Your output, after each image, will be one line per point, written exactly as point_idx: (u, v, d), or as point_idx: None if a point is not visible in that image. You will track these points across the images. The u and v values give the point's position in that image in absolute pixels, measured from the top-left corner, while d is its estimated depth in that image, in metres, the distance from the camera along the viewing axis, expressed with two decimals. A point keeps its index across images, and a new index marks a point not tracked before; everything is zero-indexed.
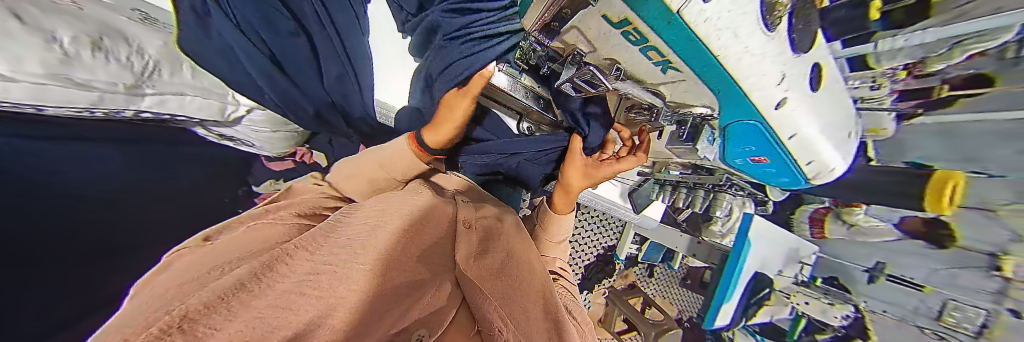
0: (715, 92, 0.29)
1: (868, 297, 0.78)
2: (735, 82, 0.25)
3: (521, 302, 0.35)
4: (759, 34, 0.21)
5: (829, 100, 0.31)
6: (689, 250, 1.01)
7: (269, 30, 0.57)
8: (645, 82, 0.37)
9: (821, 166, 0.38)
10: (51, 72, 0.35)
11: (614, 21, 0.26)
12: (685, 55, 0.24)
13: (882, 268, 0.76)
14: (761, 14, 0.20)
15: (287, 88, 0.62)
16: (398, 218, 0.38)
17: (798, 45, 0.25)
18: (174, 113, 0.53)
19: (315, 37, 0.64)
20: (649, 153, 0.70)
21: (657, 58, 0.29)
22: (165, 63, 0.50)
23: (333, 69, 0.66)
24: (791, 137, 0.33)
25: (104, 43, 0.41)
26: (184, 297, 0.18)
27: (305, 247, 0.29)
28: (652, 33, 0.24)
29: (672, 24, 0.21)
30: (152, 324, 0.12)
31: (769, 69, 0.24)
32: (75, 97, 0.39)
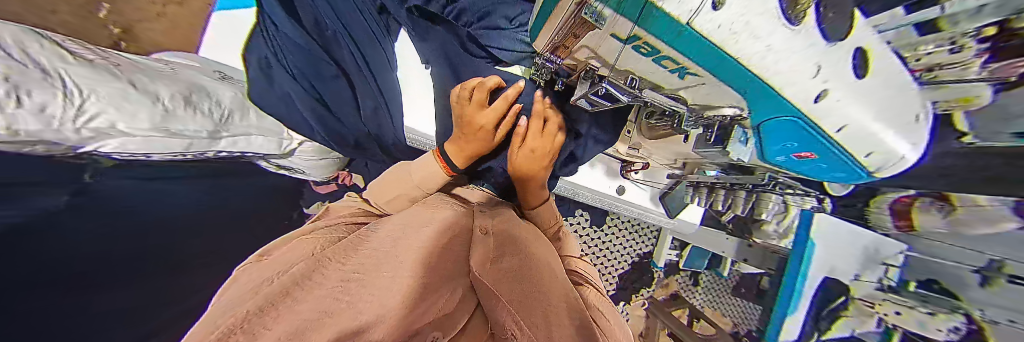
0: (738, 91, 0.27)
1: (985, 305, 0.59)
2: (756, 77, 0.23)
3: (543, 308, 0.31)
4: (779, 27, 0.18)
5: (901, 82, 0.25)
6: (739, 256, 0.92)
7: (316, 75, 0.66)
8: (665, 89, 0.35)
9: (886, 160, 0.31)
10: (156, 126, 0.45)
11: (624, 38, 0.27)
12: (695, 58, 0.24)
13: (1000, 266, 0.59)
14: (781, 9, 0.18)
15: (328, 120, 0.68)
16: (419, 230, 0.41)
17: (829, 34, 0.21)
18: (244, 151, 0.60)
19: (354, 79, 0.68)
20: (676, 154, 0.64)
21: (673, 66, 0.28)
22: (237, 112, 0.60)
23: (369, 103, 0.68)
24: (839, 129, 0.27)
25: (192, 99, 0.52)
26: (243, 304, 0.23)
27: (340, 258, 0.34)
28: (664, 45, 0.24)
29: (683, 34, 0.21)
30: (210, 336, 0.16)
31: (799, 61, 0.21)
32: (171, 143, 0.48)
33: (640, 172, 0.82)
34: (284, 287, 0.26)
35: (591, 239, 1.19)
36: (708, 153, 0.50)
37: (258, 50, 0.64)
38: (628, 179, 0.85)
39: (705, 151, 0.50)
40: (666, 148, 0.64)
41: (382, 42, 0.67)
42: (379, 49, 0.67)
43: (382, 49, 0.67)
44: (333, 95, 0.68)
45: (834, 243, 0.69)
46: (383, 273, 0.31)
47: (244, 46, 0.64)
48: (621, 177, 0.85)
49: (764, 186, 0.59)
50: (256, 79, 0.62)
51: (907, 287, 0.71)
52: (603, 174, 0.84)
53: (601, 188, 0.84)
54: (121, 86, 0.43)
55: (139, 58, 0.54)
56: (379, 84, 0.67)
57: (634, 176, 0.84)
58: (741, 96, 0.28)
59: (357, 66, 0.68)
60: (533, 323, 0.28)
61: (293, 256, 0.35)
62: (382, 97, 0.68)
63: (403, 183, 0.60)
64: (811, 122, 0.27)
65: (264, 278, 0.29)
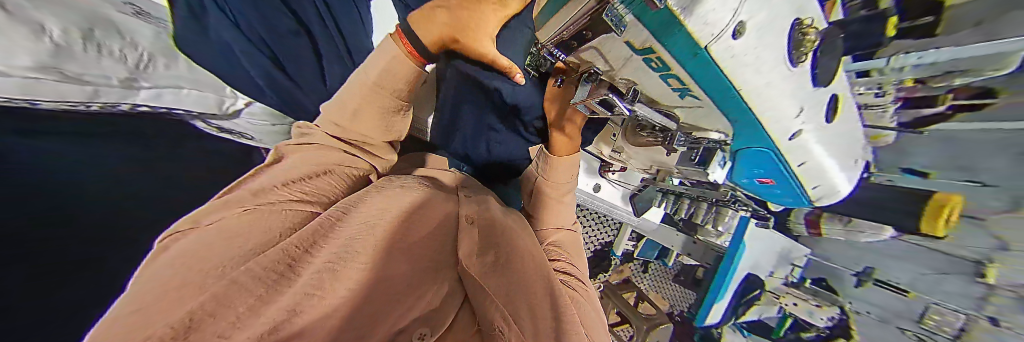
0: (731, 119, 0.29)
1: (854, 299, 0.81)
2: (754, 115, 0.26)
3: (526, 301, 0.33)
4: (782, 63, 0.21)
5: (841, 129, 0.33)
6: (684, 250, 1.03)
7: (271, 33, 0.59)
8: (661, 104, 0.36)
9: (826, 190, 0.40)
10: (40, 64, 0.36)
11: (638, 47, 0.25)
12: (705, 86, 0.24)
13: (870, 273, 0.78)
14: (788, 49, 0.21)
15: (284, 83, 0.62)
16: (391, 213, 0.37)
17: (819, 78, 0.26)
18: (171, 107, 0.51)
19: (316, 38, 0.64)
20: (653, 162, 0.65)
21: (677, 85, 0.29)
22: (159, 57, 0.51)
23: (336, 70, 0.64)
24: (802, 164, 0.35)
25: (93, 35, 0.43)
26: (187, 298, 0.17)
27: (306, 246, 0.28)
28: (676, 65, 0.23)
29: (697, 60, 0.21)
30: (167, 325, 0.13)
31: (786, 103, 0.25)
32: (71, 90, 0.38)
33: (617, 173, 0.87)
34: (240, 275, 0.20)
35: None
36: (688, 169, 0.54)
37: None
38: (604, 177, 0.89)
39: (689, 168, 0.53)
40: (645, 156, 0.64)
41: (357, 3, 0.68)
42: (353, 12, 0.66)
43: (357, 13, 0.67)
44: (285, 54, 0.62)
45: (760, 246, 0.82)
46: (358, 250, 0.28)
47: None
48: (598, 175, 0.89)
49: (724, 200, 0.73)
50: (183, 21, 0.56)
51: (805, 282, 0.88)
52: (582, 171, 0.87)
53: (579, 185, 0.87)
54: None
55: None
56: (349, 49, 0.65)
57: (610, 176, 0.89)
58: (731, 124, 0.31)
59: (324, 27, 0.64)
60: (517, 318, 0.30)
61: (240, 221, 0.28)
62: (352, 64, 0.65)
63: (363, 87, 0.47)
64: (783, 156, 0.33)
65: (224, 248, 0.24)
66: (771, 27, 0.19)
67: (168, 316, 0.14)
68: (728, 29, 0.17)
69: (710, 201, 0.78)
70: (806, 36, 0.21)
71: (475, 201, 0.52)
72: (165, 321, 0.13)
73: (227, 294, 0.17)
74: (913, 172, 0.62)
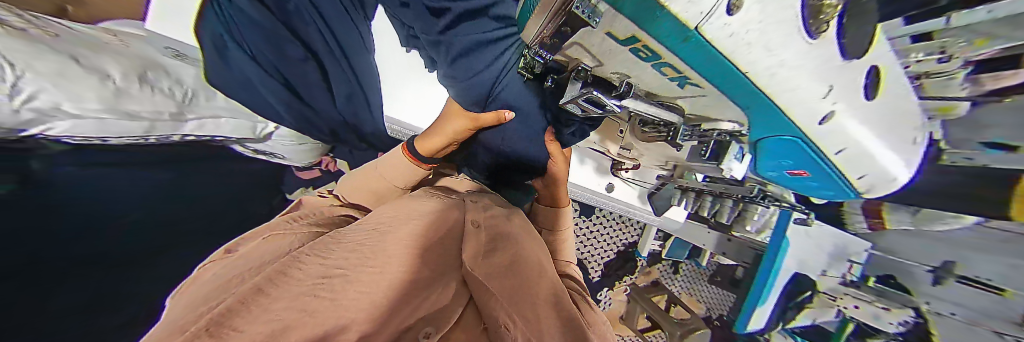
0: (742, 105, 0.27)
1: (932, 298, 0.68)
2: (768, 99, 0.23)
3: (533, 303, 0.30)
4: (797, 38, 0.18)
5: (886, 106, 0.28)
6: (718, 249, 0.95)
7: (281, 60, 0.59)
8: (659, 97, 0.35)
9: (875, 180, 0.35)
10: (107, 106, 0.40)
11: (621, 38, 0.24)
12: (703, 70, 0.22)
13: (953, 268, 0.65)
14: (802, 21, 0.18)
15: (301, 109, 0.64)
16: (407, 222, 0.38)
17: (847, 50, 0.22)
18: (214, 134, 0.59)
19: (326, 62, 0.64)
20: (667, 156, 0.64)
21: (673, 73, 0.27)
22: (200, 92, 0.55)
23: (343, 89, 0.66)
24: (840, 152, 0.30)
25: (147, 77, 0.47)
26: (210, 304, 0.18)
27: (318, 251, 0.29)
28: (665, 51, 0.22)
29: (689, 42, 0.19)
30: (186, 330, 0.14)
31: (808, 83, 0.22)
32: (128, 127, 0.45)
33: (631, 171, 0.82)
34: (254, 283, 0.21)
35: (578, 228, 1.21)
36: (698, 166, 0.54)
37: (210, 26, 0.54)
38: (617, 176, 0.85)
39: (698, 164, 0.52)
40: (658, 150, 0.64)
41: (356, 22, 0.67)
42: (353, 31, 0.66)
43: (358, 33, 0.67)
44: (300, 80, 0.63)
45: (807, 243, 0.73)
46: (366, 256, 0.29)
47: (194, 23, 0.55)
48: (612, 175, 0.84)
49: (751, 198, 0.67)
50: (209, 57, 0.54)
51: (868, 282, 0.78)
52: (592, 171, 0.83)
53: (591, 186, 0.84)
54: (60, 60, 0.35)
55: (74, 25, 0.47)
56: (353, 67, 0.67)
57: (624, 174, 0.85)
58: (742, 110, 0.28)
59: (329, 48, 0.64)
60: (526, 318, 0.26)
61: (267, 252, 0.31)
62: (355, 80, 0.68)
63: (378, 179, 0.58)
64: (811, 144, 0.29)
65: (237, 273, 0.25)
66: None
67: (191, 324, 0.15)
68: (719, 3, 0.15)
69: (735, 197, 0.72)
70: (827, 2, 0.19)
71: (484, 207, 0.52)
72: (190, 327, 0.14)
73: (241, 300, 0.18)
74: None
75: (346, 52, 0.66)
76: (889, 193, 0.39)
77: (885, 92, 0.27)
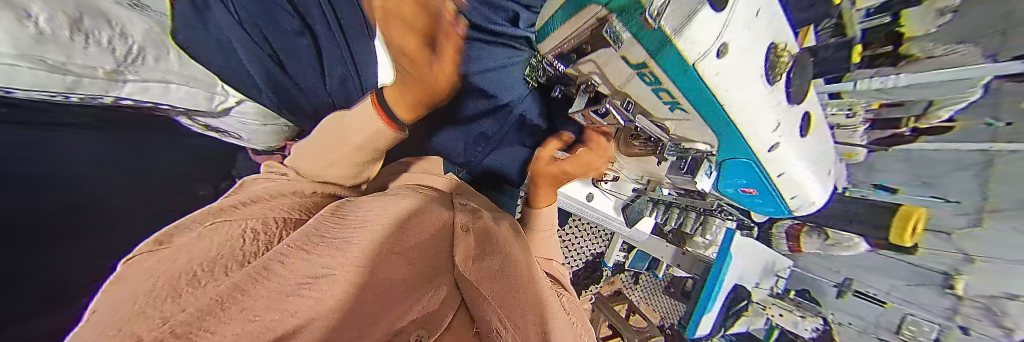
0: (716, 132, 0.31)
1: (835, 310, 0.82)
2: (738, 129, 0.28)
3: (520, 303, 0.32)
4: (759, 83, 0.24)
5: (813, 141, 0.36)
6: (673, 261, 1.04)
7: (271, 23, 0.53)
8: (655, 117, 0.37)
9: (804, 200, 0.43)
10: (23, 52, 0.31)
11: (632, 62, 0.27)
12: (693, 101, 0.26)
13: (850, 284, 0.79)
14: (763, 68, 0.24)
15: (287, 86, 0.58)
16: (391, 217, 0.36)
17: (793, 96, 0.29)
18: (158, 101, 0.48)
19: (320, 37, 0.59)
20: (644, 172, 0.67)
21: (667, 98, 0.30)
22: (150, 49, 0.44)
23: (337, 71, 0.61)
24: (782, 174, 0.37)
25: (83, 23, 0.36)
26: (179, 291, 0.16)
27: (313, 242, 0.27)
28: (667, 79, 0.25)
29: (684, 76, 0.23)
30: (138, 327, 0.12)
31: (767, 117, 0.28)
32: (45, 81, 0.35)
33: (609, 183, 0.87)
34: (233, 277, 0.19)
35: None
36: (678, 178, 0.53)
37: None
38: (597, 186, 0.90)
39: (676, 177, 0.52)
40: (635, 166, 0.66)
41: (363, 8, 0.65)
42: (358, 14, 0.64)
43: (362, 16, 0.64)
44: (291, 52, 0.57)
45: (748, 259, 0.83)
46: (351, 246, 0.28)
47: None
48: (591, 185, 0.89)
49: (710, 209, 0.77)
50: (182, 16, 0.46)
51: (789, 294, 0.89)
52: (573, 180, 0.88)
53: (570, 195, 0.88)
54: None
55: None
56: (349, 47, 0.62)
57: (603, 186, 0.89)
58: (718, 138, 0.33)
59: (328, 27, 0.60)
60: (515, 324, 0.29)
61: (238, 227, 0.27)
62: (352, 64, 0.63)
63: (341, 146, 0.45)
64: (763, 170, 0.35)
65: (198, 249, 0.22)
66: (749, 48, 0.22)
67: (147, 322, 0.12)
68: (711, 49, 0.20)
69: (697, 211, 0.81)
70: (780, 59, 0.25)
71: (468, 209, 0.51)
72: (155, 323, 0.12)
73: (217, 298, 0.16)
74: (884, 188, 0.63)
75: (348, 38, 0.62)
76: (812, 214, 0.47)
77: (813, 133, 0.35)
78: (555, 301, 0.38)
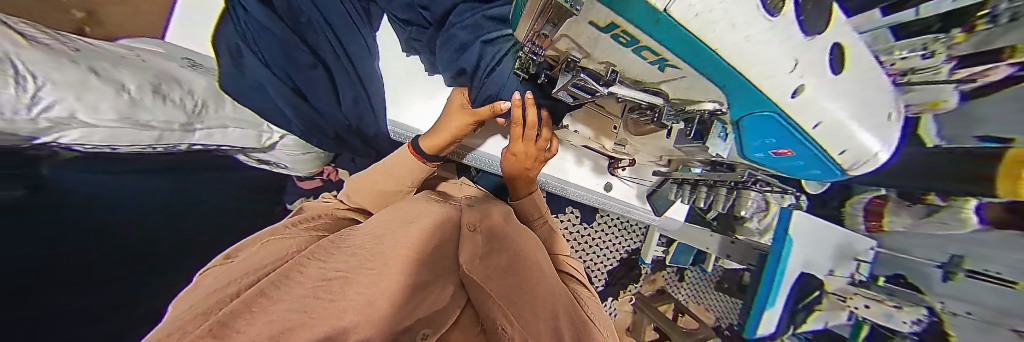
0: (717, 83, 0.28)
1: (946, 297, 0.58)
2: (740, 74, 0.24)
3: (528, 305, 0.30)
4: (761, 20, 0.20)
5: (857, 79, 0.28)
6: (722, 252, 0.92)
7: (292, 65, 0.60)
8: (645, 83, 0.36)
9: (857, 156, 0.33)
10: (123, 117, 0.39)
11: (602, 26, 0.26)
12: (679, 51, 0.24)
13: (960, 262, 0.57)
14: (760, 1, 0.19)
15: (309, 114, 0.63)
16: (406, 225, 0.38)
17: (808, 28, 0.23)
18: (220, 144, 0.56)
19: (333, 70, 0.65)
20: (664, 151, 0.66)
21: (653, 57, 0.28)
22: (212, 100, 0.53)
23: (348, 93, 0.65)
24: (816, 126, 0.30)
25: (162, 88, 0.45)
26: (219, 308, 0.19)
27: (319, 255, 0.30)
28: (641, 34, 0.23)
29: (661, 24, 0.21)
30: (190, 332, 0.14)
31: (777, 56, 0.23)
32: (138, 136, 0.43)
33: (628, 168, 0.83)
34: (258, 284, 0.23)
35: (580, 236, 1.20)
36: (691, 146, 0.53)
37: (228, 37, 0.58)
38: (615, 175, 0.86)
39: (686, 146, 0.55)
40: (654, 145, 0.65)
41: (363, 33, 0.68)
42: (359, 39, 0.67)
43: (362, 40, 0.68)
44: (308, 85, 0.63)
45: (813, 241, 0.68)
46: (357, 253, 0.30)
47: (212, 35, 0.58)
48: (609, 174, 0.85)
49: (743, 183, 0.59)
50: (226, 67, 0.57)
51: (877, 281, 0.68)
52: (591, 170, 0.85)
53: (589, 185, 0.85)
54: (79, 73, 0.35)
55: (92, 40, 0.45)
56: (356, 70, 0.67)
57: (622, 174, 0.86)
58: (723, 91, 0.29)
59: (336, 56, 0.65)
60: (520, 318, 0.27)
61: (262, 258, 0.31)
62: (360, 87, 0.67)
63: (385, 179, 0.57)
64: (788, 120, 0.30)
65: (218, 280, 0.25)
66: None
67: (180, 335, 0.14)
68: None
69: (728, 185, 0.65)
70: None
71: (475, 210, 0.51)
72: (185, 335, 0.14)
73: (247, 302, 0.19)
74: (989, 140, 0.42)
75: (353, 61, 0.67)
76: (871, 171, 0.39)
77: (854, 71, 0.28)
78: (570, 308, 0.35)
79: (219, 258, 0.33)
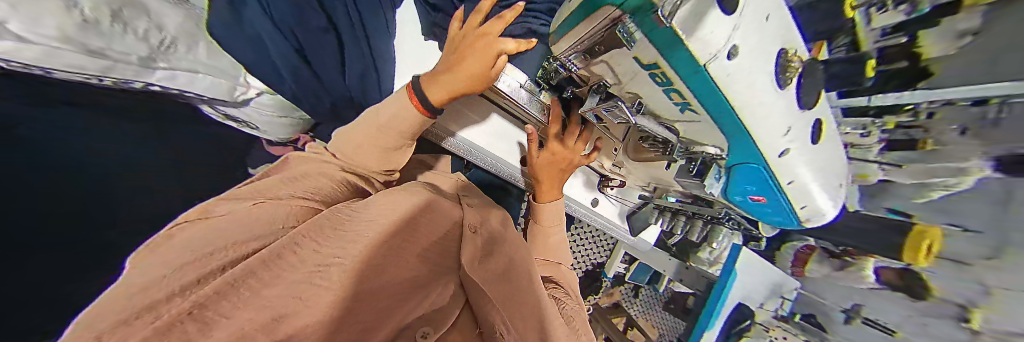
0: (724, 133, 0.32)
1: (846, 339, 0.69)
2: (746, 130, 0.28)
3: (519, 306, 0.34)
4: (770, 86, 0.24)
5: (825, 150, 0.34)
6: (676, 275, 1.00)
7: (301, 26, 0.53)
8: (662, 118, 0.39)
9: (814, 212, 0.41)
10: (66, 37, 0.33)
11: (644, 63, 0.27)
12: (703, 101, 0.27)
13: (859, 310, 0.67)
14: (773, 75, 0.24)
15: (309, 82, 0.57)
16: (414, 209, 0.38)
17: (806, 101, 0.28)
18: (183, 89, 0.49)
19: (345, 40, 0.58)
20: (653, 178, 0.70)
21: (678, 99, 0.31)
22: (183, 40, 0.47)
23: (356, 67, 0.59)
24: (790, 182, 0.36)
25: (123, 14, 0.39)
26: (191, 292, 0.17)
27: (313, 234, 0.27)
28: (677, 79, 0.26)
29: (697, 77, 0.23)
30: (132, 318, 0.13)
31: (777, 119, 0.27)
32: (83, 65, 0.36)
33: (615, 188, 0.88)
34: (244, 264, 0.20)
35: None
36: (685, 182, 0.53)
37: None
38: (603, 192, 0.90)
39: (687, 181, 0.51)
40: (644, 170, 0.69)
41: (385, 8, 0.62)
42: (381, 15, 0.61)
43: (385, 19, 0.62)
44: (316, 55, 0.57)
45: (758, 277, 0.77)
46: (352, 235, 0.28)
47: None
48: (598, 190, 0.90)
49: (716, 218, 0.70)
50: (223, 10, 0.49)
51: (794, 317, 0.79)
52: (581, 184, 0.87)
53: (577, 198, 0.87)
54: None
55: None
56: (370, 47, 0.60)
57: (609, 192, 0.90)
58: (726, 141, 0.33)
59: (351, 25, 0.58)
60: (515, 322, 0.31)
61: (259, 218, 0.29)
62: (371, 62, 0.61)
63: (374, 144, 0.47)
64: (771, 173, 0.35)
65: (200, 242, 0.23)
66: (760, 54, 0.22)
67: (140, 322, 0.13)
68: (722, 50, 0.20)
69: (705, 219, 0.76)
70: (790, 63, 0.25)
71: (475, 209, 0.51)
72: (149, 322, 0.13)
73: (230, 282, 0.18)
74: (896, 212, 0.56)
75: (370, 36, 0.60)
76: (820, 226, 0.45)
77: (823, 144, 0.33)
78: (553, 310, 0.38)
79: (193, 210, 0.29)
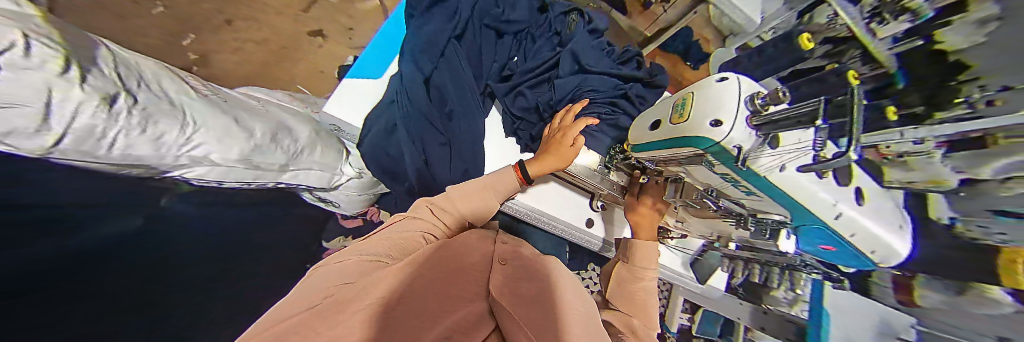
0: (785, 207, 0.39)
1: None
2: (794, 198, 0.35)
3: (550, 329, 0.31)
4: (810, 177, 0.34)
5: (880, 209, 0.37)
6: (755, 324, 0.81)
7: (431, 139, 0.75)
8: (727, 194, 0.47)
9: (890, 258, 0.38)
10: (242, 157, 0.50)
11: (717, 171, 0.40)
12: (757, 184, 0.36)
13: None
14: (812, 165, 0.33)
15: (426, 175, 0.75)
16: (447, 254, 0.42)
17: (840, 178, 0.35)
18: (300, 183, 0.65)
19: (457, 143, 0.75)
20: (714, 229, 0.68)
21: (742, 187, 0.40)
22: (311, 147, 0.64)
23: (461, 164, 0.75)
24: (853, 234, 0.36)
25: (279, 135, 0.57)
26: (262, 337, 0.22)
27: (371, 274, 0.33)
28: (736, 176, 0.38)
29: (756, 178, 0.35)
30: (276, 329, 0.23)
31: (824, 196, 0.34)
32: (245, 174, 0.53)
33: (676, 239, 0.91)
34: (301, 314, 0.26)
35: None
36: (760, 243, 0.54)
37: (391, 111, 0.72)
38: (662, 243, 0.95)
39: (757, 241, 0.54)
40: (704, 223, 0.69)
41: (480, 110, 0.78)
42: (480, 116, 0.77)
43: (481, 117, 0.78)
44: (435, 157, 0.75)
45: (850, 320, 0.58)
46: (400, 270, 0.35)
47: (376, 109, 0.74)
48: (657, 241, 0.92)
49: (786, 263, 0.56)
50: (378, 133, 0.70)
51: None
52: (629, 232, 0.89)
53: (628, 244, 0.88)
54: (224, 122, 0.47)
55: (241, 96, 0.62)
56: (474, 143, 0.76)
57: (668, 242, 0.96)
58: (787, 211, 0.40)
59: (462, 132, 0.76)
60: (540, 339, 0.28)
61: (328, 279, 0.34)
62: (473, 157, 0.75)
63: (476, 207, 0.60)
64: (834, 230, 0.37)
65: (283, 307, 0.29)
66: (794, 155, 0.34)
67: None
68: (772, 166, 0.34)
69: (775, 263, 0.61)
70: None
71: (507, 245, 0.55)
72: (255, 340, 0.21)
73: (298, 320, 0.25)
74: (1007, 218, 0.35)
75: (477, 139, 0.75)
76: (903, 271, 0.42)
77: (875, 203, 0.37)
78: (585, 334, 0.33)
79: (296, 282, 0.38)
